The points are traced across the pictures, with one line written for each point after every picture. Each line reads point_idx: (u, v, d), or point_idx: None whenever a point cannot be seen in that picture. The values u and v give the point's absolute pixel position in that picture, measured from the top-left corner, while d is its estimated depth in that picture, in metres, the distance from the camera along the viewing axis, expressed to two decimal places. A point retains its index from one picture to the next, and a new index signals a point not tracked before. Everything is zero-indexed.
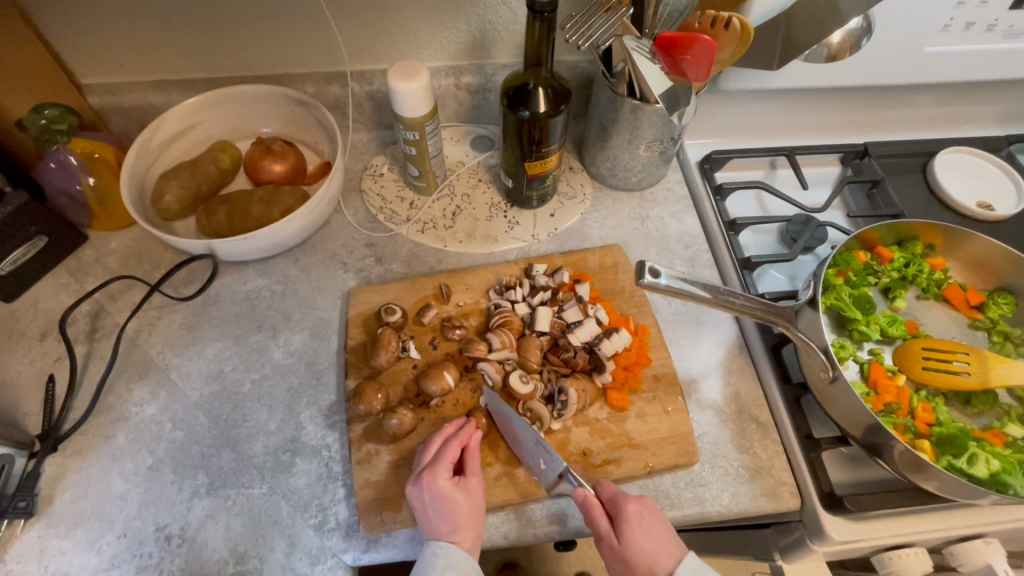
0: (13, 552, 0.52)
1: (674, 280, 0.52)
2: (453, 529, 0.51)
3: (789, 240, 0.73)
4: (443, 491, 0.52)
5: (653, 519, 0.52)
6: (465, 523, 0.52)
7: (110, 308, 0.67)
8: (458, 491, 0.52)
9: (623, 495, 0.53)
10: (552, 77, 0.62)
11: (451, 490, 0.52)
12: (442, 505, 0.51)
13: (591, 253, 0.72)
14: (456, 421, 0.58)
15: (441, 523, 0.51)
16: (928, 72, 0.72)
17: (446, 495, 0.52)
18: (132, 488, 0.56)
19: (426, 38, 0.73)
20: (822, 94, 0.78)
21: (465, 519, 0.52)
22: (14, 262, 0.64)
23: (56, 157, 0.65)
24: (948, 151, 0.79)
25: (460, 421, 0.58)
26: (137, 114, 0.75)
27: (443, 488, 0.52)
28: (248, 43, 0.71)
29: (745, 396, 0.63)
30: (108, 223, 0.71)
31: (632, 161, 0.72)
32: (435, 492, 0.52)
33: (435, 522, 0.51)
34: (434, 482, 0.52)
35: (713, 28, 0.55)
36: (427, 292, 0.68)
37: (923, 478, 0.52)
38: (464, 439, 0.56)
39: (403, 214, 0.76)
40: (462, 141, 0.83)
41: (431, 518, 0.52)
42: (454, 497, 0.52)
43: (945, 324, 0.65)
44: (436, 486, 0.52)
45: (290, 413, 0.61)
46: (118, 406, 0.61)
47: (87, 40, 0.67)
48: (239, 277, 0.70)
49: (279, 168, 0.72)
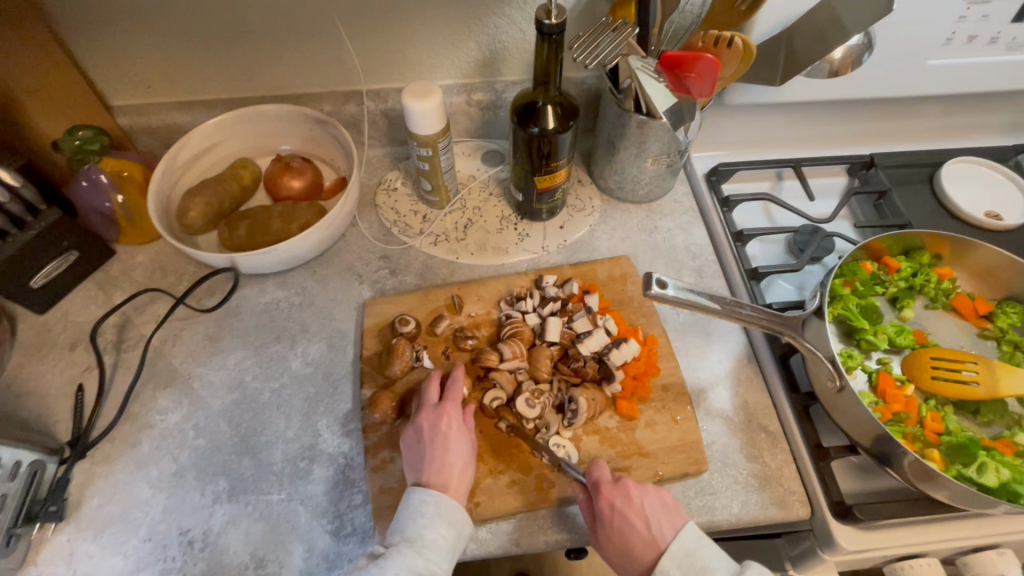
0: (45, 555, 0.55)
1: (681, 291, 0.53)
2: (452, 464, 0.55)
3: (796, 250, 0.74)
4: (453, 429, 0.57)
5: (654, 494, 0.54)
6: (464, 464, 0.56)
7: (136, 320, 0.69)
8: (464, 433, 0.57)
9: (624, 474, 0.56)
10: (561, 94, 0.64)
11: (459, 426, 0.57)
12: (451, 439, 0.56)
13: (600, 264, 0.73)
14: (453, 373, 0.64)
15: (444, 453, 0.55)
16: (932, 84, 0.73)
17: (456, 434, 0.57)
18: (156, 493, 0.58)
19: (438, 58, 0.75)
20: (828, 106, 0.79)
21: (464, 457, 0.56)
22: (47, 276, 0.66)
23: (88, 176, 0.67)
24: (954, 161, 0.80)
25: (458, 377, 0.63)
26: (162, 133, 0.78)
27: (453, 424, 0.57)
28: (268, 65, 0.74)
29: (753, 405, 0.64)
30: (135, 237, 0.74)
31: (639, 174, 0.74)
32: (448, 424, 0.57)
33: (439, 450, 0.55)
34: (449, 414, 0.58)
35: (715, 47, 0.56)
36: (440, 303, 0.70)
37: (932, 487, 0.52)
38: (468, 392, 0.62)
39: (417, 227, 0.78)
40: (473, 156, 0.85)
41: (435, 448, 0.55)
42: (459, 434, 0.57)
43: (954, 333, 0.65)
44: (450, 421, 0.57)
45: (307, 421, 0.63)
46: (143, 414, 0.63)
47: (118, 64, 0.71)
48: (258, 289, 0.73)
49: (298, 184, 0.74)
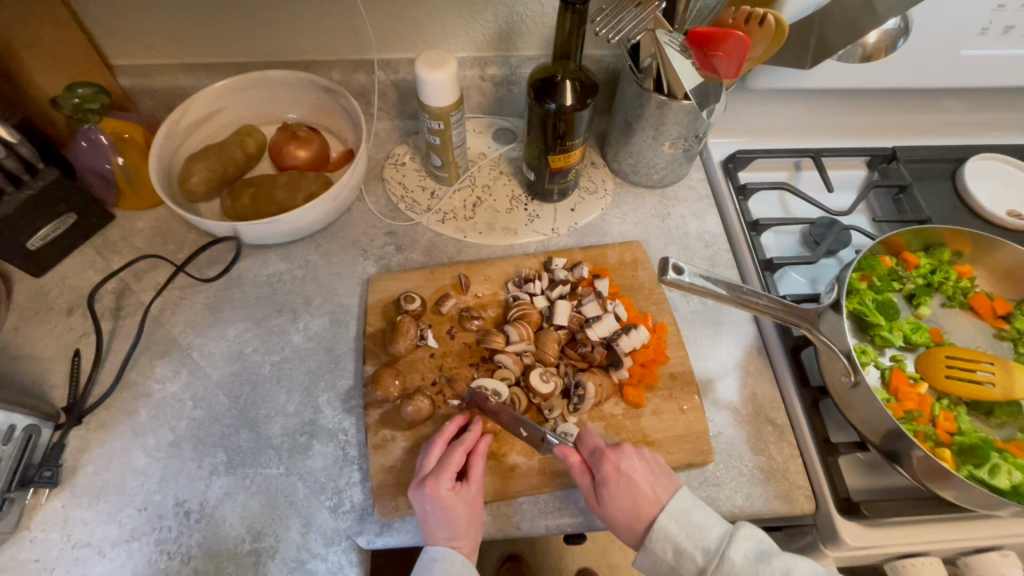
0: (38, 520, 0.54)
1: (697, 277, 0.52)
2: (452, 536, 0.52)
3: (811, 242, 0.72)
4: (445, 502, 0.52)
5: (635, 472, 0.53)
6: (465, 532, 0.52)
7: (135, 287, 0.68)
8: (460, 501, 0.52)
9: (602, 452, 0.54)
10: (581, 70, 0.62)
11: (452, 499, 0.52)
12: (443, 514, 0.52)
13: (611, 249, 0.71)
14: (456, 419, 0.57)
15: (440, 530, 0.52)
16: (962, 76, 0.71)
17: (449, 505, 0.52)
18: (153, 463, 0.57)
19: (454, 28, 0.73)
20: (852, 95, 0.77)
21: (464, 527, 0.52)
22: (43, 238, 0.65)
23: (87, 135, 0.65)
24: (978, 158, 0.78)
25: (462, 419, 0.57)
26: (165, 96, 0.75)
27: (444, 499, 0.52)
28: (277, 29, 0.71)
29: (761, 398, 0.63)
30: (135, 203, 0.72)
31: (656, 157, 0.72)
32: (439, 500, 0.52)
33: (435, 529, 0.52)
34: (437, 489, 0.52)
35: (747, 24, 0.54)
36: (446, 282, 0.68)
37: (943, 487, 0.52)
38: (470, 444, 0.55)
39: (424, 203, 0.76)
40: (484, 133, 0.83)
41: (431, 526, 0.52)
42: (452, 506, 0.52)
43: (970, 333, 0.64)
44: (439, 497, 0.52)
45: (308, 396, 0.62)
46: (140, 383, 0.62)
47: (119, 21, 0.68)
48: (260, 261, 0.71)
49: (303, 154, 0.72)
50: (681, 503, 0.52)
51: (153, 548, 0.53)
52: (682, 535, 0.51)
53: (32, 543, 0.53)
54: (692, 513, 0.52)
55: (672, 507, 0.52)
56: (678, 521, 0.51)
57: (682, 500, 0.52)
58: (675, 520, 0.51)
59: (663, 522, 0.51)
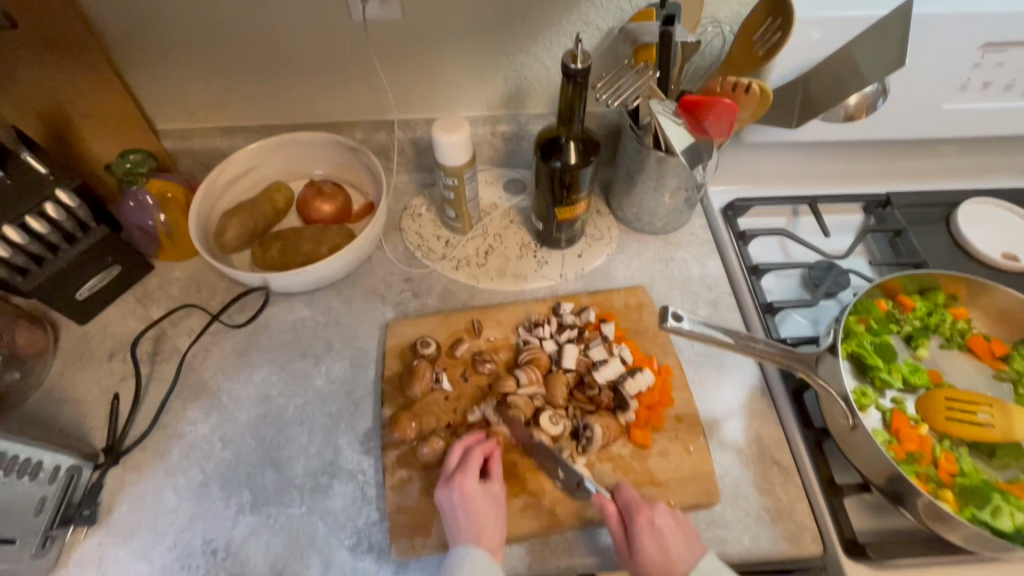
0: (75, 557, 0.57)
1: (696, 324, 0.55)
2: (480, 532, 0.54)
3: (811, 285, 0.75)
4: (471, 495, 0.55)
5: (667, 528, 0.54)
6: (491, 526, 0.54)
7: (170, 333, 0.73)
8: (484, 498, 0.56)
9: (637, 504, 0.55)
10: (583, 131, 0.67)
11: (477, 494, 0.56)
12: (470, 506, 0.55)
13: (616, 293, 0.75)
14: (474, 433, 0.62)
15: (467, 523, 0.54)
16: (948, 127, 0.75)
17: (474, 499, 0.55)
18: (183, 502, 0.60)
19: (467, 92, 0.79)
20: (843, 146, 0.81)
21: (490, 523, 0.55)
22: (90, 289, 0.70)
23: (135, 197, 0.71)
24: (971, 202, 0.80)
25: (481, 433, 0.62)
26: (203, 156, 0.82)
27: (470, 491, 0.56)
28: (306, 96, 0.78)
29: (766, 439, 0.64)
30: (173, 254, 0.78)
31: (658, 207, 0.76)
32: (465, 491, 0.55)
33: (462, 523, 0.54)
34: (465, 482, 0.56)
35: (734, 93, 0.58)
36: (459, 326, 0.72)
37: (947, 530, 0.53)
38: (488, 448, 0.60)
39: (439, 251, 0.81)
40: (495, 184, 0.88)
41: (459, 521, 0.54)
42: (478, 500, 0.55)
43: (970, 374, 0.65)
44: (466, 488, 0.56)
45: (329, 437, 0.65)
46: (173, 424, 0.66)
47: (167, 92, 0.76)
48: (286, 308, 0.76)
49: (328, 208, 0.78)
50: (708, 563, 0.52)
51: None
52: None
53: None
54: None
55: (702, 567, 0.52)
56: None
57: (711, 562, 0.53)
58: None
59: None
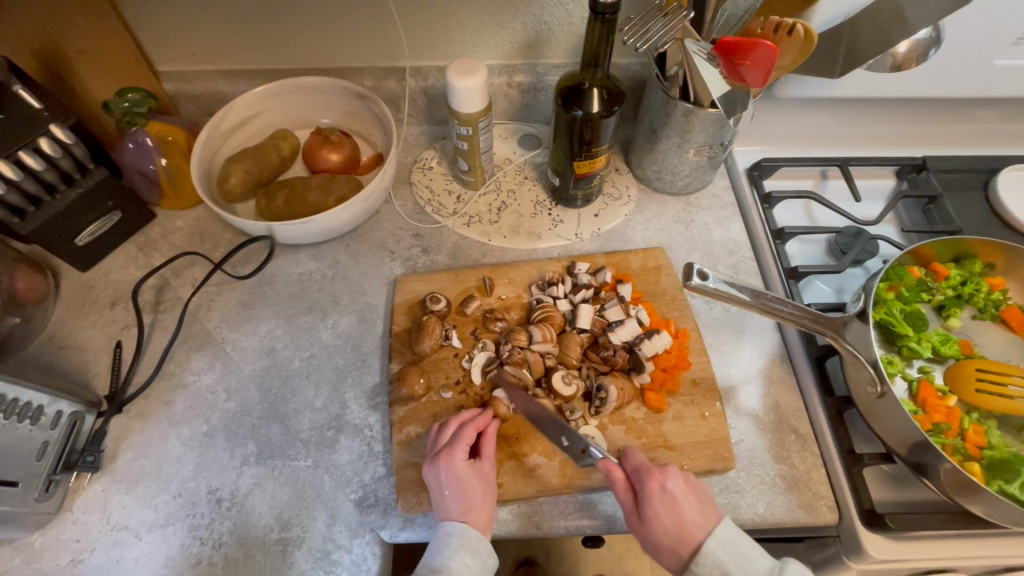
0: (80, 502, 0.57)
1: (721, 283, 0.52)
2: (467, 509, 0.53)
3: (837, 252, 0.72)
4: (460, 473, 0.54)
5: (680, 493, 0.52)
6: (480, 505, 0.53)
7: (173, 283, 0.71)
8: (474, 475, 0.54)
9: (647, 470, 0.53)
10: (608, 78, 0.63)
11: (467, 472, 0.54)
12: (458, 487, 0.53)
13: (633, 254, 0.72)
14: (473, 408, 0.60)
15: (455, 503, 0.53)
16: (995, 86, 0.70)
17: (463, 477, 0.54)
18: (187, 451, 0.59)
19: (482, 37, 0.74)
20: (880, 105, 0.77)
21: (479, 501, 0.53)
22: (91, 234, 0.68)
23: (134, 138, 0.68)
24: (1011, 169, 0.76)
25: (478, 409, 0.60)
26: (205, 101, 0.79)
27: (459, 470, 0.54)
28: (313, 39, 0.74)
29: (784, 407, 0.62)
30: (176, 202, 0.76)
31: (681, 164, 0.72)
32: (453, 473, 0.53)
33: (450, 502, 0.53)
34: (451, 461, 0.54)
35: (775, 34, 0.55)
36: (471, 283, 0.70)
37: (971, 501, 0.51)
38: (480, 424, 0.57)
39: (450, 207, 0.78)
40: (510, 139, 0.84)
41: (446, 498, 0.53)
42: (466, 478, 0.54)
43: (1002, 347, 0.63)
44: (454, 467, 0.53)
45: (334, 391, 0.64)
46: (177, 374, 0.64)
47: (167, 32, 0.72)
48: (292, 260, 0.73)
49: (336, 157, 0.75)
50: (727, 530, 0.51)
51: (187, 533, 0.55)
52: (729, 561, 0.50)
53: (73, 524, 0.55)
54: (739, 542, 0.51)
55: (718, 533, 0.51)
56: (725, 547, 0.50)
57: (728, 529, 0.51)
58: (723, 546, 0.50)
59: (712, 548, 0.50)
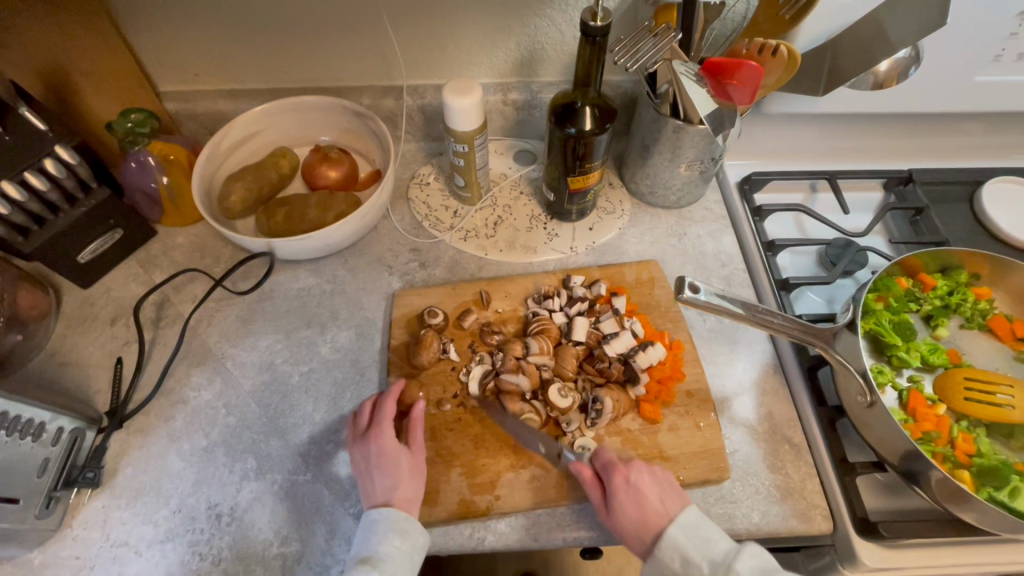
0: (80, 518, 0.57)
1: (712, 296, 0.53)
2: (391, 489, 0.55)
3: (828, 263, 0.73)
4: (386, 451, 0.56)
5: (644, 483, 0.54)
6: (405, 485, 0.55)
7: (174, 298, 0.72)
8: (400, 454, 0.57)
9: (612, 464, 0.55)
10: (600, 96, 0.64)
11: (392, 450, 0.56)
12: (383, 464, 0.56)
13: (627, 267, 0.73)
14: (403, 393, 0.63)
15: (381, 481, 0.55)
16: (976, 101, 0.72)
17: (390, 455, 0.56)
18: (187, 467, 0.60)
19: (478, 56, 0.76)
20: (866, 119, 0.79)
21: (404, 479, 0.55)
22: (94, 251, 0.69)
23: (136, 157, 0.69)
24: (995, 181, 0.78)
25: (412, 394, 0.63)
26: (206, 120, 0.80)
27: (386, 447, 0.56)
28: (313, 59, 0.76)
29: (777, 417, 0.63)
30: (176, 219, 0.77)
31: (672, 179, 0.74)
32: (379, 452, 0.56)
33: (376, 481, 0.55)
34: (378, 439, 0.57)
35: (760, 54, 0.56)
36: (467, 297, 0.71)
37: (963, 509, 0.52)
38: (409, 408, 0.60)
39: (447, 221, 0.79)
40: (505, 155, 0.86)
41: (373, 478, 0.55)
42: (392, 457, 0.56)
43: (990, 356, 0.64)
44: (382, 445, 0.56)
45: (333, 405, 0.64)
46: (177, 390, 0.65)
47: (170, 54, 0.73)
48: (292, 276, 0.74)
49: (334, 174, 0.76)
50: (690, 517, 0.52)
51: (186, 549, 0.55)
52: (689, 544, 0.51)
53: (73, 541, 0.56)
54: (701, 525, 0.52)
55: (682, 520, 0.52)
56: (687, 532, 0.51)
57: (691, 515, 0.52)
58: (684, 532, 0.51)
59: (672, 534, 0.51)
